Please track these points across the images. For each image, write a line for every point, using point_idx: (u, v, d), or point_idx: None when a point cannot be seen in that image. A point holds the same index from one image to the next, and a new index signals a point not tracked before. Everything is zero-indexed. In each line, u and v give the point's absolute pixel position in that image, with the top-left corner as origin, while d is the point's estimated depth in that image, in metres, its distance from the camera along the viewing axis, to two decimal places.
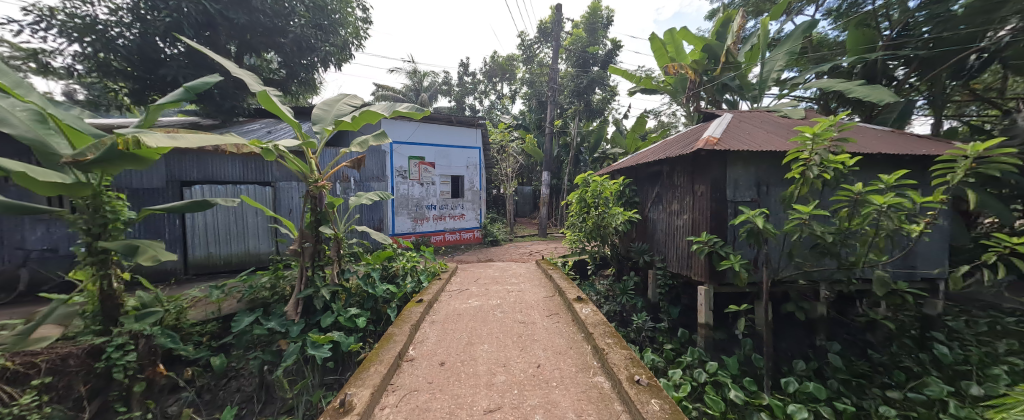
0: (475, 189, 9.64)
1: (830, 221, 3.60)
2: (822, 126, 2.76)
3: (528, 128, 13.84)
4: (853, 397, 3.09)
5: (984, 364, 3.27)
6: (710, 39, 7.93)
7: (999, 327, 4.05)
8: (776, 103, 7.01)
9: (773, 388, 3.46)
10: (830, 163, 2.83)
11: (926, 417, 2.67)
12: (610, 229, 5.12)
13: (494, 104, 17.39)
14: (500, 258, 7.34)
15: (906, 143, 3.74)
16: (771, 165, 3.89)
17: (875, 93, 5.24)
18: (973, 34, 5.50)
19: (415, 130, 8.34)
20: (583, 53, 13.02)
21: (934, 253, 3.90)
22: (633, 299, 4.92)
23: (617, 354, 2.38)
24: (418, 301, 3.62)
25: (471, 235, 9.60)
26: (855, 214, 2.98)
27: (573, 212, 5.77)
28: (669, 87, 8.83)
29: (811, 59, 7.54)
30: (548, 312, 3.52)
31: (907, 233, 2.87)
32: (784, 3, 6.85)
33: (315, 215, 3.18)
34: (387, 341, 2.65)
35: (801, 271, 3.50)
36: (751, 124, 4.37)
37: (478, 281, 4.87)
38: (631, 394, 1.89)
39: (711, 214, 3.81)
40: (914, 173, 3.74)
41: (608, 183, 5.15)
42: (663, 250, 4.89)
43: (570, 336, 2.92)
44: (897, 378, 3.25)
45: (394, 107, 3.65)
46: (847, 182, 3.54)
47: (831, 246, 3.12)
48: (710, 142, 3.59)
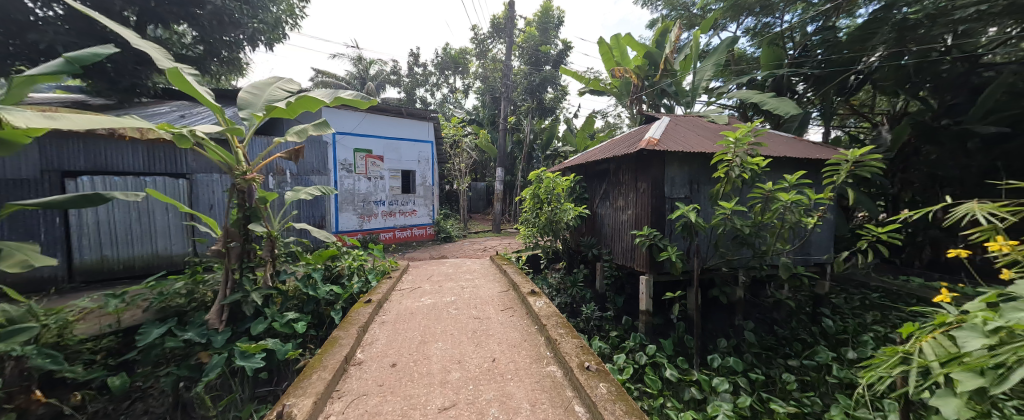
0: (427, 184, 9.30)
1: (747, 215, 4.10)
2: (741, 132, 3.14)
3: (481, 123, 13.75)
4: (763, 367, 3.56)
5: (857, 333, 4.02)
6: (651, 46, 8.55)
7: (866, 302, 4.98)
8: (706, 109, 7.78)
9: (701, 364, 3.89)
10: (749, 164, 3.26)
11: (817, 380, 3.19)
12: (562, 224, 5.27)
13: (447, 98, 16.96)
14: (453, 255, 7.22)
15: (806, 148, 4.39)
16: (702, 165, 4.32)
17: (782, 105, 6.07)
18: (853, 58, 6.63)
19: (361, 121, 7.87)
20: (536, 52, 13.29)
21: (824, 242, 4.64)
22: (582, 291, 5.15)
23: (569, 343, 2.48)
24: (366, 302, 3.41)
25: (424, 232, 9.29)
26: (766, 209, 3.45)
27: (527, 207, 5.84)
28: (615, 90, 9.31)
29: (733, 71, 8.50)
30: (503, 306, 3.55)
31: (804, 224, 3.39)
32: (712, 19, 7.58)
33: (243, 211, 2.83)
34: (331, 345, 2.47)
35: (724, 259, 3.95)
36: (685, 128, 4.80)
37: (431, 277, 4.78)
38: (581, 380, 1.99)
39: (652, 210, 4.15)
40: (811, 173, 4.40)
41: (560, 180, 5.28)
42: (610, 243, 5.20)
43: (524, 329, 2.97)
44: (796, 348, 3.83)
45: (337, 94, 3.38)
46: (762, 181, 4.06)
47: (748, 237, 3.57)
48: (651, 143, 3.89)
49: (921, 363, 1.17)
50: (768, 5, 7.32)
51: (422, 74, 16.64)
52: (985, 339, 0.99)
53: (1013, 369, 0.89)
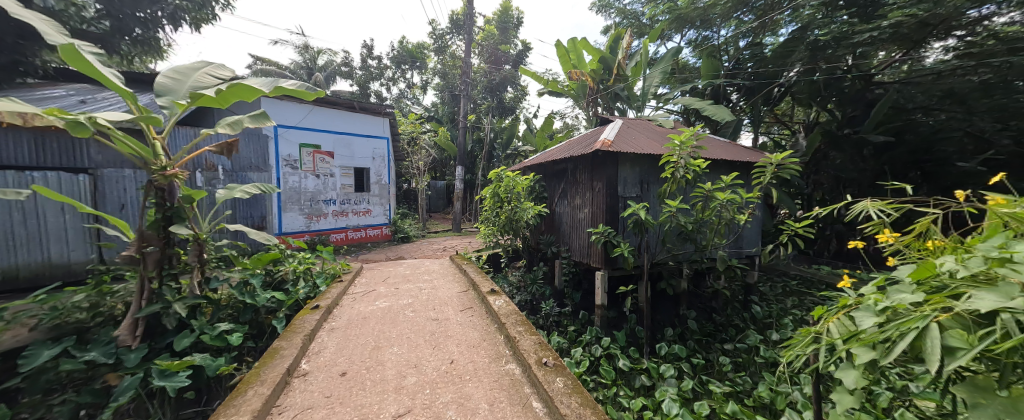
0: (383, 183, 8.87)
1: (690, 213, 4.43)
2: (685, 136, 3.40)
3: (440, 120, 13.47)
4: (704, 352, 3.89)
5: (779, 317, 4.54)
6: (605, 52, 8.94)
7: (787, 289, 5.64)
8: (654, 113, 8.31)
9: (651, 353, 4.15)
10: (691, 166, 3.54)
11: (747, 361, 3.55)
12: (522, 222, 5.32)
13: (404, 93, 16.37)
14: (411, 255, 7.00)
15: (739, 152, 4.86)
16: (652, 166, 4.61)
17: (718, 112, 6.66)
18: (776, 72, 7.46)
19: (308, 115, 7.36)
20: (495, 51, 13.29)
21: (753, 236, 5.17)
22: (541, 288, 5.26)
23: (527, 340, 2.52)
24: (314, 308, 3.19)
25: (379, 232, 8.84)
26: (706, 207, 3.77)
27: (488, 206, 5.81)
28: (572, 92, 9.61)
29: (678, 79, 9.16)
30: (462, 307, 3.51)
31: (737, 221, 3.75)
32: (659, 30, 8.10)
33: (162, 211, 2.51)
34: (271, 357, 2.27)
35: (671, 254, 4.24)
36: (636, 130, 5.08)
37: (387, 280, 4.59)
38: (539, 375, 2.03)
39: (606, 208, 4.34)
40: (743, 175, 4.87)
41: (520, 179, 5.31)
42: (568, 241, 5.36)
43: (483, 329, 2.96)
44: (730, 333, 4.23)
45: (277, 83, 3.11)
46: (702, 181, 4.42)
47: (691, 233, 3.88)
48: (605, 144, 4.08)
49: (828, 341, 1.34)
50: (707, 19, 7.98)
51: (377, 67, 15.83)
52: (874, 318, 1.16)
53: (895, 343, 1.05)
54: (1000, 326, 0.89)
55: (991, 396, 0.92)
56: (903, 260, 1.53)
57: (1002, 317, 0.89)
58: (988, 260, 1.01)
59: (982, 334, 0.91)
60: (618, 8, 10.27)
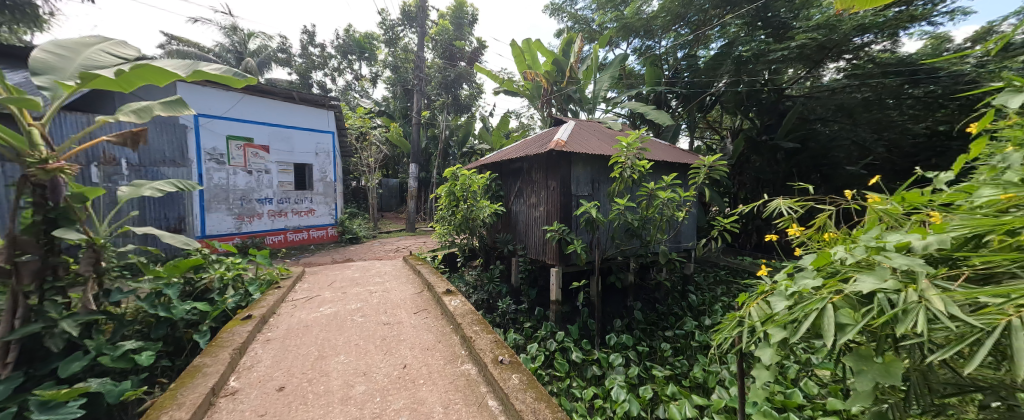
0: (328, 180, 8.25)
1: (637, 210, 4.73)
2: (631, 138, 3.62)
3: (392, 115, 12.88)
4: (648, 340, 4.19)
5: (711, 304, 5.04)
6: (558, 54, 9.20)
7: (717, 279, 6.28)
8: (604, 115, 8.73)
9: (601, 344, 4.38)
10: (637, 167, 3.78)
11: (685, 346, 3.90)
12: (478, 221, 5.27)
13: (351, 85, 15.38)
14: (361, 257, 6.62)
15: (677, 154, 5.29)
16: (602, 166, 4.84)
17: (660, 116, 7.19)
18: (708, 82, 8.21)
19: (237, 104, 6.65)
20: (450, 46, 13.03)
21: (690, 231, 5.67)
22: (498, 286, 5.28)
23: (483, 339, 2.50)
24: (245, 318, 2.87)
25: (324, 233, 8.21)
26: (650, 205, 4.06)
27: (442, 205, 5.68)
28: (527, 92, 9.75)
29: (625, 84, 9.72)
30: (416, 309, 3.39)
31: (677, 217, 4.08)
32: (607, 36, 8.52)
33: (42, 213, 2.11)
34: (190, 377, 2.00)
35: (619, 250, 4.50)
36: (588, 132, 5.31)
37: (332, 284, 4.28)
38: (494, 374, 2.03)
39: (560, 206, 4.48)
40: (682, 175, 5.32)
41: (476, 177, 5.24)
42: (524, 239, 5.44)
43: (438, 330, 2.89)
44: (671, 321, 4.61)
45: (197, 67, 2.75)
46: (646, 180, 4.75)
47: (637, 230, 4.15)
48: (559, 144, 4.21)
49: (751, 323, 1.51)
50: (650, 30, 8.66)
51: (320, 55, 14.69)
52: (785, 301, 1.33)
53: (801, 322, 1.23)
54: (877, 304, 1.07)
55: (869, 363, 1.11)
56: (808, 250, 1.77)
57: (879, 296, 1.07)
58: (869, 249, 1.21)
59: (864, 311, 1.09)
60: (570, 13, 10.67)
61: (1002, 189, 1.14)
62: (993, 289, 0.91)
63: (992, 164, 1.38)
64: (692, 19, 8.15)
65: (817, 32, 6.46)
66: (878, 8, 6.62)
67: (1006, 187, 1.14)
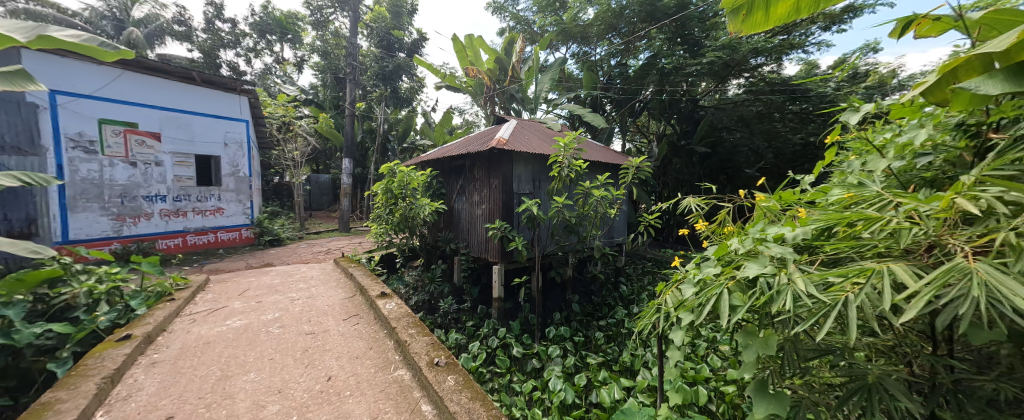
0: (242, 175, 7.25)
1: (573, 208, 4.97)
2: (568, 139, 3.77)
3: (321, 105, 11.79)
4: (584, 330, 4.46)
5: (639, 293, 5.53)
6: (500, 53, 9.24)
7: (644, 269, 6.91)
8: (545, 116, 9.00)
9: (541, 336, 4.54)
10: (574, 166, 3.97)
11: (616, 332, 4.22)
12: (419, 220, 5.06)
13: (272, 68, 13.71)
14: (284, 261, 5.96)
15: (610, 155, 5.68)
16: (542, 165, 5.00)
17: (596, 119, 7.63)
18: (636, 89, 8.92)
19: (114, 82, 5.56)
20: (387, 35, 12.32)
21: (621, 226, 6.14)
22: (440, 286, 5.16)
23: (419, 342, 2.41)
24: (122, 339, 2.40)
25: (238, 236, 7.22)
26: (585, 202, 4.30)
27: (379, 202, 5.36)
28: (470, 88, 9.64)
29: (565, 87, 10.15)
30: (345, 315, 3.15)
31: (609, 214, 4.38)
32: (548, 39, 8.77)
33: None
34: (35, 416, 1.59)
35: (559, 246, 4.68)
36: (529, 131, 5.43)
37: (244, 293, 3.78)
38: (429, 377, 1.97)
39: (502, 204, 4.52)
40: (614, 175, 5.72)
41: (416, 174, 4.99)
42: (466, 237, 5.38)
43: (370, 336, 2.72)
44: (604, 310, 4.95)
45: (47, 31, 2.24)
46: (582, 179, 5.01)
47: (574, 226, 4.37)
48: (500, 143, 4.25)
49: (667, 309, 1.67)
50: (585, 37, 9.33)
51: (230, 32, 12.82)
52: (692, 288, 1.50)
53: (704, 307, 1.39)
54: (759, 288, 1.25)
55: (755, 338, 1.30)
56: (711, 244, 2.01)
57: (761, 281, 1.26)
58: (755, 240, 1.41)
59: (750, 294, 1.28)
60: (512, 13, 10.83)
61: (846, 190, 1.41)
62: (837, 270, 1.11)
63: (840, 170, 1.70)
64: (623, 30, 8.79)
65: (722, 52, 7.51)
66: (767, 35, 7.86)
67: (847, 189, 1.42)
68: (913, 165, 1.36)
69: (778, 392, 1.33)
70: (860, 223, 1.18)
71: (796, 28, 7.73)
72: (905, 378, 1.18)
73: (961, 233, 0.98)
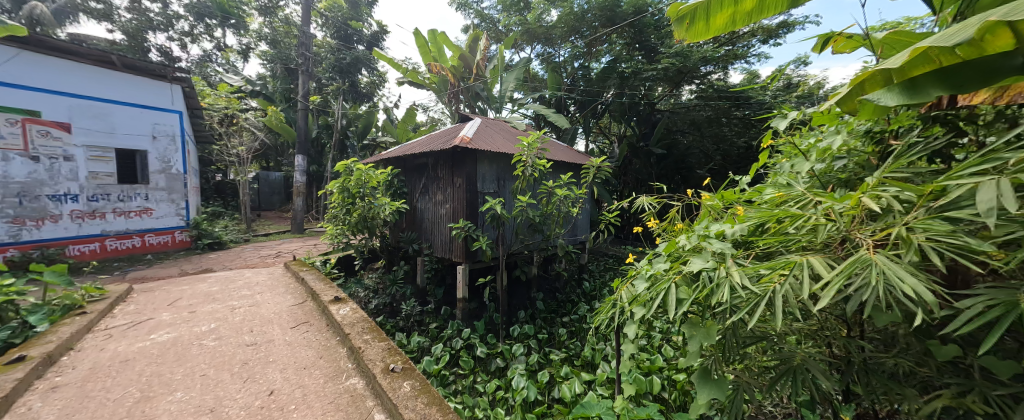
0: (175, 172, 6.54)
1: (537, 206, 5.03)
2: (531, 138, 3.79)
3: (271, 98, 10.95)
4: (549, 327, 4.53)
5: (600, 288, 5.73)
6: (464, 50, 9.11)
7: (605, 265, 7.16)
8: (510, 115, 9.01)
9: (506, 335, 4.55)
10: (537, 165, 4.01)
11: (578, 328, 4.33)
12: (379, 220, 4.86)
13: (212, 55, 12.50)
14: (226, 266, 5.47)
15: (572, 154, 5.82)
16: (506, 164, 5.00)
17: (560, 120, 7.77)
18: (597, 92, 9.20)
19: (8, 63, 4.83)
20: (344, 26, 11.70)
21: (583, 224, 6.31)
22: (402, 288, 5.00)
23: (374, 348, 2.31)
24: (14, 361, 2.07)
25: (171, 240, 6.53)
26: (548, 201, 4.36)
27: (334, 202, 5.07)
28: (433, 85, 9.43)
29: (530, 87, 10.24)
30: (293, 324, 2.95)
31: (572, 213, 4.48)
32: (512, 38, 8.76)
33: None
34: None
35: (523, 244, 4.71)
36: (493, 130, 5.41)
37: (175, 303, 3.41)
38: (383, 385, 1.89)
39: (466, 203, 4.46)
40: (576, 174, 5.87)
41: (375, 173, 4.78)
42: (430, 237, 5.25)
43: (321, 345, 2.57)
44: (567, 307, 5.07)
45: None
46: (546, 178, 5.08)
47: (538, 225, 4.42)
48: (464, 141, 4.19)
49: (620, 304, 1.71)
50: (549, 39, 9.48)
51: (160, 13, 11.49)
52: (645, 283, 1.56)
53: (653, 301, 1.45)
54: (702, 282, 1.32)
55: (699, 329, 1.38)
56: (662, 241, 2.10)
57: (704, 275, 1.33)
58: (700, 237, 1.49)
59: (694, 287, 1.34)
60: (476, 10, 10.73)
61: (777, 189, 1.53)
62: (768, 263, 1.20)
63: (772, 171, 1.84)
64: (585, 33, 9.04)
65: (676, 58, 7.99)
66: (715, 45, 8.45)
67: (778, 189, 1.54)
68: (832, 167, 1.50)
69: (719, 378, 1.42)
70: (787, 219, 1.28)
71: (739, 39, 8.38)
72: (825, 360, 1.30)
73: (865, 227, 1.09)
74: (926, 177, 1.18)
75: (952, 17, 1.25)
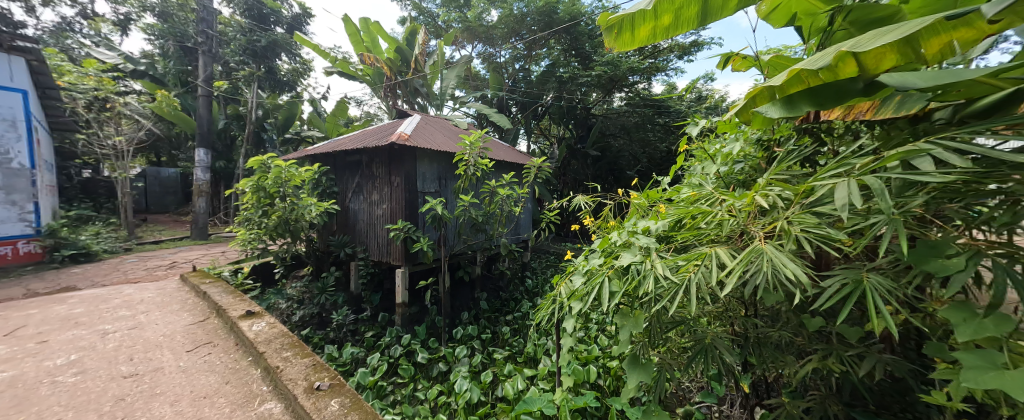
0: (18, 167, 5.15)
1: (480, 206, 5.00)
2: (473, 137, 3.74)
3: (162, 80, 9.25)
4: (492, 326, 4.53)
5: (542, 284, 5.90)
6: (401, 42, 8.70)
7: (547, 263, 7.39)
8: (451, 113, 8.84)
9: (449, 338, 4.44)
10: (479, 164, 3.97)
11: (522, 324, 4.40)
12: (303, 223, 4.39)
13: (76, 23, 10.14)
14: (99, 283, 4.48)
15: (514, 154, 5.90)
16: (448, 163, 4.88)
17: (501, 120, 7.83)
18: (537, 95, 9.50)
19: None
20: (259, 4, 10.37)
21: (525, 223, 6.43)
22: (332, 297, 4.59)
23: (295, 366, 2.07)
24: None
25: (14, 252, 5.16)
26: (491, 201, 4.36)
27: (247, 203, 4.44)
28: (367, 77, 8.85)
29: (471, 86, 10.17)
30: (191, 346, 2.52)
31: (514, 212, 4.54)
32: (452, 35, 8.46)
33: None
34: None
35: (466, 245, 4.64)
36: (433, 127, 5.25)
37: (17, 333, 2.68)
38: (307, 405, 1.69)
39: (405, 203, 4.25)
40: (517, 174, 5.96)
41: (299, 170, 4.30)
42: (365, 240, 4.90)
43: (229, 368, 2.23)
44: (510, 305, 5.12)
45: None
46: (489, 177, 5.07)
47: (481, 224, 4.38)
48: (402, 138, 3.98)
49: (559, 299, 1.76)
50: (489, 39, 9.53)
51: None
52: (582, 278, 1.63)
53: (589, 295, 1.52)
54: (631, 274, 1.42)
55: (629, 318, 1.49)
56: (596, 237, 2.22)
57: (632, 267, 1.42)
58: (629, 233, 1.60)
59: (624, 280, 1.44)
60: (414, 2, 10.33)
61: (691, 189, 1.71)
62: (685, 256, 1.33)
63: (687, 173, 2.06)
64: (525, 36, 9.28)
65: (607, 67, 8.62)
66: (641, 57, 9.28)
67: (692, 188, 1.73)
68: (733, 169, 1.73)
69: (646, 362, 1.54)
70: (700, 215, 1.43)
71: (660, 54, 9.32)
72: (729, 338, 1.48)
73: (758, 221, 1.27)
74: (800, 178, 1.41)
75: (816, 47, 1.52)
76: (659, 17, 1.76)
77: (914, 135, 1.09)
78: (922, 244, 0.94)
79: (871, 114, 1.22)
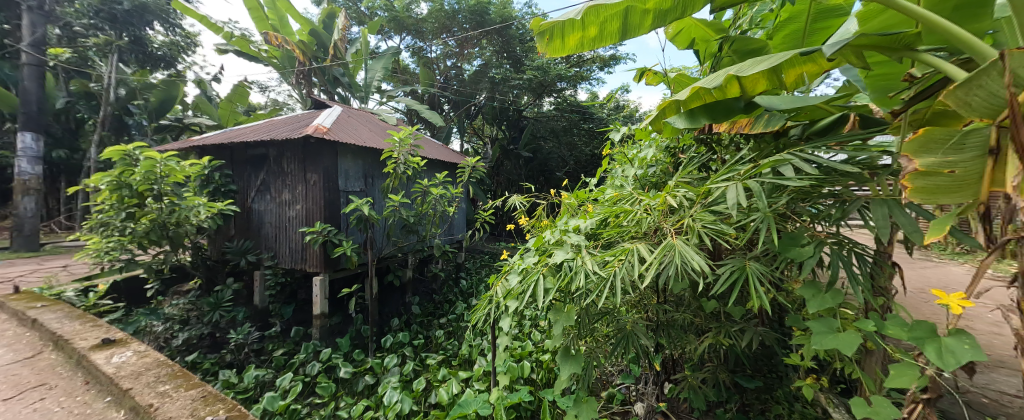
0: None
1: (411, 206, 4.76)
2: (403, 134, 3.54)
3: None
4: (424, 331, 4.35)
5: (476, 284, 5.85)
6: (317, 25, 7.85)
7: (481, 263, 7.35)
8: (378, 106, 8.28)
9: (376, 348, 4.12)
10: (410, 163, 3.77)
11: (455, 326, 4.29)
12: (189, 227, 3.66)
13: None
14: None
15: (447, 153, 5.75)
16: (374, 160, 4.54)
17: (433, 117, 7.59)
18: (469, 94, 9.46)
19: None
20: None
21: (459, 223, 6.31)
22: (230, 313, 3.92)
23: (176, 401, 1.70)
24: None
25: None
26: (423, 201, 4.17)
27: (104, 203, 3.53)
28: (274, 60, 7.79)
29: (400, 80, 9.67)
30: (12, 393, 1.91)
31: (448, 212, 4.42)
32: (378, 23, 7.98)
33: None
34: None
35: (395, 247, 4.36)
36: (357, 121, 4.83)
37: None
38: None
39: (324, 203, 3.83)
40: (450, 173, 5.81)
41: (182, 164, 3.56)
42: (273, 245, 4.27)
43: (74, 414, 1.75)
44: (444, 308, 4.97)
45: None
46: (420, 176, 4.85)
47: (413, 225, 4.16)
48: (319, 130, 3.58)
49: (496, 298, 1.75)
50: (419, 32, 9.19)
51: None
52: (518, 277, 1.65)
53: (525, 293, 1.54)
54: (564, 271, 1.48)
55: (561, 313, 1.55)
56: (530, 236, 2.27)
57: (565, 264, 1.48)
58: (561, 231, 1.67)
59: (558, 276, 1.49)
60: None
61: (615, 190, 1.87)
62: (612, 252, 1.43)
63: (610, 175, 2.24)
64: (456, 33, 9.17)
65: (537, 72, 9.00)
66: (568, 65, 9.87)
67: (614, 190, 1.89)
68: (647, 172, 1.93)
69: (576, 353, 1.63)
70: (623, 214, 1.56)
71: (584, 64, 10.04)
72: (646, 324, 1.65)
73: (668, 219, 1.44)
74: (699, 181, 1.63)
75: (712, 69, 1.76)
76: (586, 27, 1.86)
77: (778, 148, 1.35)
78: (785, 236, 1.15)
79: (749, 128, 1.43)
